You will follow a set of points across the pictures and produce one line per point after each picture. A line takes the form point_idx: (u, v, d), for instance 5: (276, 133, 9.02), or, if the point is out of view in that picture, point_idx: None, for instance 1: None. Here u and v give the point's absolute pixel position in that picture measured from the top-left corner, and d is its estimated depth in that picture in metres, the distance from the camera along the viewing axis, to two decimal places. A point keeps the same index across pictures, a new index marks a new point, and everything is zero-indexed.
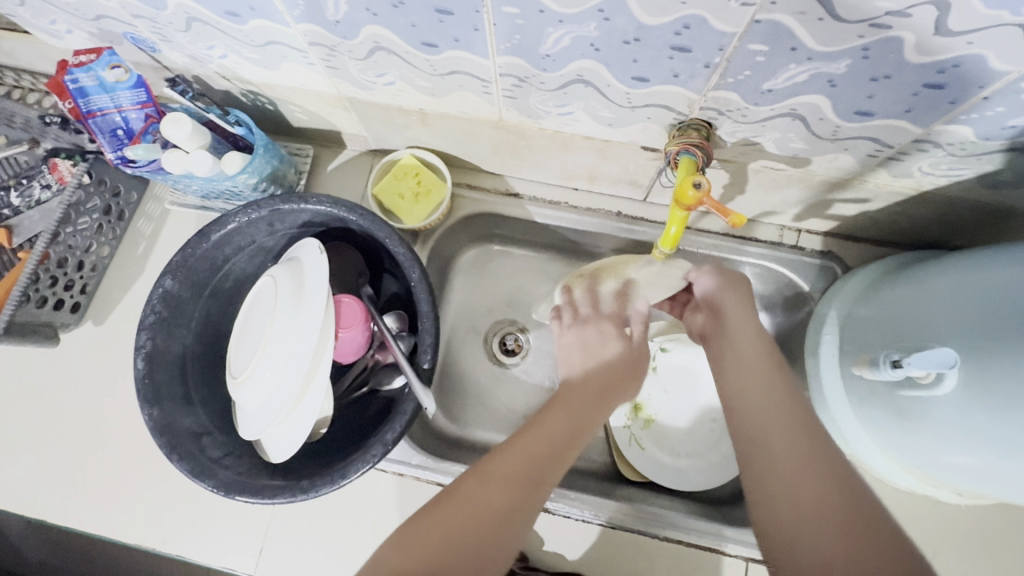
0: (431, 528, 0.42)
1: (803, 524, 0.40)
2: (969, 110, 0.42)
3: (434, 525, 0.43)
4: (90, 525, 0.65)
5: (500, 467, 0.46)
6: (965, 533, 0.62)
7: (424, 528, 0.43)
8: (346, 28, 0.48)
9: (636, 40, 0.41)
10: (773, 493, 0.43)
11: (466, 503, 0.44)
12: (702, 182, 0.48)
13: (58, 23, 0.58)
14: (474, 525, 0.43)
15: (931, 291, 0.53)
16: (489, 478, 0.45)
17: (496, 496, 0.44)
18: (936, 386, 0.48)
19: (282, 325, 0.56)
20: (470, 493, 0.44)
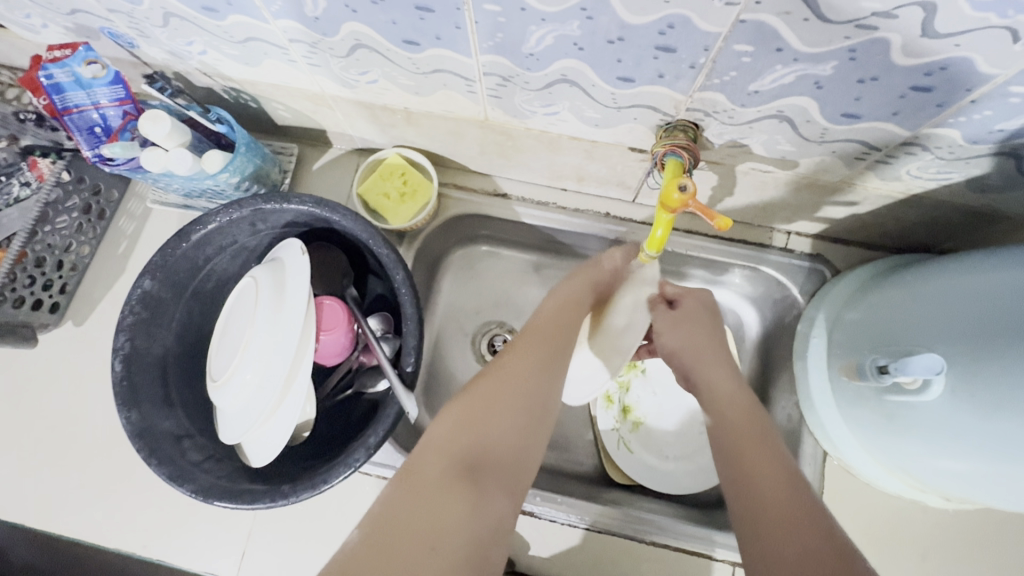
0: (471, 405, 0.45)
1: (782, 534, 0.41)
2: (956, 113, 0.41)
3: (473, 396, 0.46)
4: (69, 529, 0.64)
5: (518, 355, 0.50)
6: (951, 537, 0.61)
7: (465, 402, 0.46)
8: (326, 25, 0.47)
9: (620, 39, 0.40)
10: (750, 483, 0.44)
11: (498, 379, 0.47)
12: (687, 183, 0.47)
13: (33, 17, 0.57)
14: (510, 399, 0.46)
15: (918, 295, 0.52)
16: (511, 362, 0.49)
17: (522, 377, 0.48)
18: (923, 392, 0.47)
19: (262, 329, 0.55)
20: (501, 370, 0.48)
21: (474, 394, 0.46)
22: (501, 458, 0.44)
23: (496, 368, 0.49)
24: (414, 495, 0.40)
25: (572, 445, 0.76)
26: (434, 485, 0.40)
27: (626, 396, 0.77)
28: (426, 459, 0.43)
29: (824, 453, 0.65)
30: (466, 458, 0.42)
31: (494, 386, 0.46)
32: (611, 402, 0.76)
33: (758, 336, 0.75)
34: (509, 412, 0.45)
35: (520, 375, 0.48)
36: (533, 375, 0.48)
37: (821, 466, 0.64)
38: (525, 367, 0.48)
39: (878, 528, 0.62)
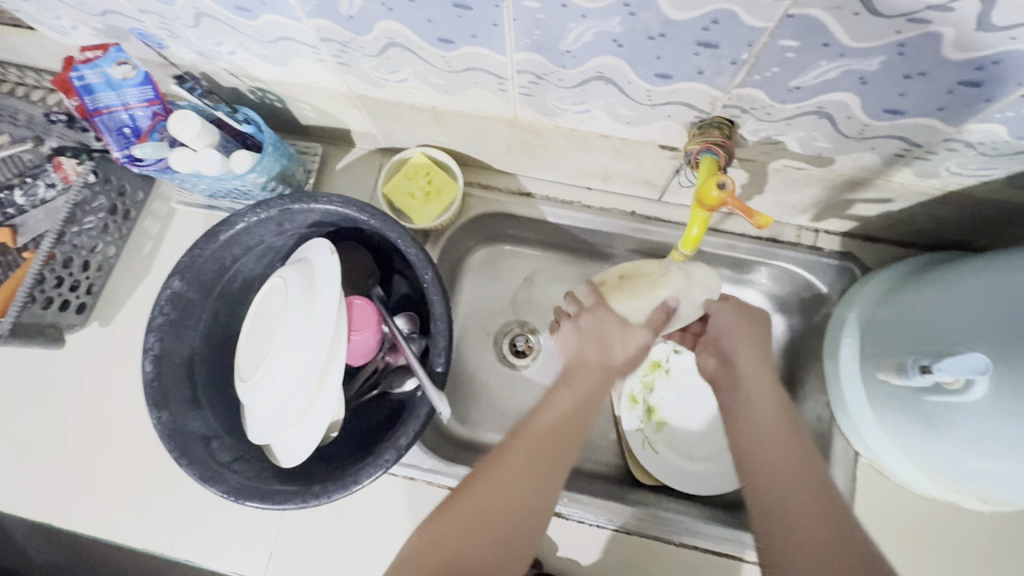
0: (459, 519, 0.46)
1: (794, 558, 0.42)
2: (1004, 108, 0.40)
3: (464, 508, 0.46)
4: (96, 529, 0.64)
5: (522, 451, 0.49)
6: (987, 540, 0.60)
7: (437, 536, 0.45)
8: (360, 24, 0.47)
9: (661, 36, 0.40)
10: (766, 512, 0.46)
11: (476, 508, 0.46)
12: (726, 181, 0.46)
13: (63, 18, 0.57)
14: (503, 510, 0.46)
15: (956, 293, 0.52)
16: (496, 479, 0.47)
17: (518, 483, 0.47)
18: (965, 392, 0.46)
19: (293, 328, 0.55)
20: (482, 493, 0.47)
21: (463, 504, 0.47)
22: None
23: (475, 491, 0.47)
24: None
25: (596, 445, 0.75)
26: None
27: (649, 395, 0.77)
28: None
29: (855, 454, 0.64)
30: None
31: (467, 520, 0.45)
32: (634, 402, 0.76)
33: (784, 336, 0.74)
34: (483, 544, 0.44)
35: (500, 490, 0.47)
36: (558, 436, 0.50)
37: (852, 467, 0.64)
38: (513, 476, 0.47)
39: (911, 530, 0.62)
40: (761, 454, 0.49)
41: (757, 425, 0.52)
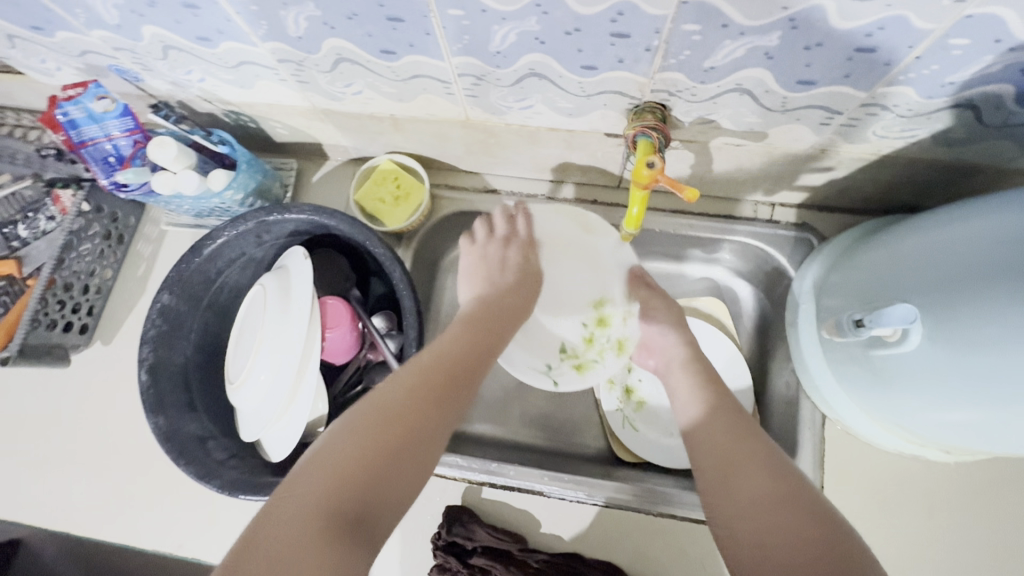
0: (380, 398, 0.47)
1: (756, 527, 0.43)
2: (905, 70, 0.43)
3: (376, 398, 0.47)
4: (109, 533, 0.69)
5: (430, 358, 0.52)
6: (956, 490, 0.62)
7: (348, 446, 0.43)
8: (309, 43, 0.51)
9: (577, 30, 0.43)
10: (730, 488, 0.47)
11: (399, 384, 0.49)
12: (655, 161, 0.50)
13: (47, 61, 0.62)
14: (420, 391, 0.48)
15: (895, 252, 0.54)
16: (394, 389, 0.48)
17: (429, 373, 0.50)
18: (902, 343, 0.49)
19: (272, 330, 0.59)
20: (408, 377, 0.49)
21: (382, 392, 0.48)
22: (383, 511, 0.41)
23: (375, 404, 0.46)
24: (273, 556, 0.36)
25: (579, 428, 0.77)
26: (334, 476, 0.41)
27: (599, 364, 0.71)
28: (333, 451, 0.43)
29: (824, 417, 0.66)
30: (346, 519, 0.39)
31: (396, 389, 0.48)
32: (585, 371, 0.70)
33: (753, 309, 0.77)
34: (416, 400, 0.47)
35: (395, 420, 0.45)
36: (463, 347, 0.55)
37: (822, 429, 0.65)
38: (414, 395, 0.48)
39: (882, 486, 0.63)
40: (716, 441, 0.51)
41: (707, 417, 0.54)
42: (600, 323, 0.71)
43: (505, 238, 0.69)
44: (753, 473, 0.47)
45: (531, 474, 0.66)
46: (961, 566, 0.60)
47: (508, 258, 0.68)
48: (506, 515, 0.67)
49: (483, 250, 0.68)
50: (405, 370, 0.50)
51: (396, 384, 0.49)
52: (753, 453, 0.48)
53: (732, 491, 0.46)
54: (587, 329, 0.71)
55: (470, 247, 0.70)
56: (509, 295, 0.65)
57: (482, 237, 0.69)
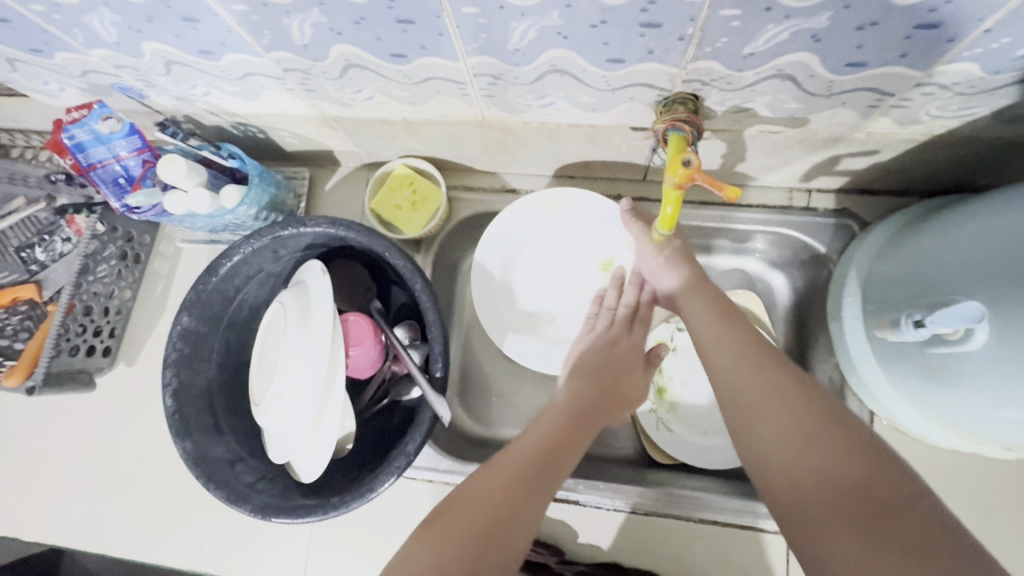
0: (456, 519, 0.45)
1: (789, 460, 0.43)
2: (970, 46, 0.39)
3: (454, 513, 0.46)
4: (144, 554, 0.69)
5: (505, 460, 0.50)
6: (1015, 486, 0.59)
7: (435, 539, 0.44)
8: (315, 50, 0.48)
9: (603, 23, 0.40)
10: (755, 423, 0.46)
11: (473, 496, 0.47)
12: (691, 158, 0.47)
13: (50, 83, 0.60)
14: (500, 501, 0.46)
15: (951, 241, 0.50)
16: (477, 488, 0.48)
17: (501, 475, 0.48)
18: (966, 342, 0.45)
19: (294, 349, 0.57)
20: (482, 488, 0.47)
21: (456, 509, 0.46)
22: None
23: (460, 496, 0.47)
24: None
25: (611, 431, 0.75)
26: None
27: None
28: None
29: (871, 414, 0.62)
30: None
31: (473, 505, 0.46)
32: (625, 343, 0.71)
33: (789, 301, 0.73)
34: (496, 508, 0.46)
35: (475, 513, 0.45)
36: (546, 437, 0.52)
37: (869, 427, 0.62)
38: (497, 485, 0.47)
39: (935, 484, 0.60)
40: (735, 373, 0.49)
41: (721, 346, 0.51)
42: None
43: (620, 330, 0.64)
44: (788, 425, 0.44)
45: (566, 483, 0.65)
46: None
47: (613, 357, 0.62)
48: (541, 526, 0.66)
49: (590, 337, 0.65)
50: (479, 479, 0.48)
51: (486, 476, 0.48)
52: (787, 399, 0.46)
53: (765, 444, 0.44)
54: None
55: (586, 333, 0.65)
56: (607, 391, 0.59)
57: (602, 322, 0.65)
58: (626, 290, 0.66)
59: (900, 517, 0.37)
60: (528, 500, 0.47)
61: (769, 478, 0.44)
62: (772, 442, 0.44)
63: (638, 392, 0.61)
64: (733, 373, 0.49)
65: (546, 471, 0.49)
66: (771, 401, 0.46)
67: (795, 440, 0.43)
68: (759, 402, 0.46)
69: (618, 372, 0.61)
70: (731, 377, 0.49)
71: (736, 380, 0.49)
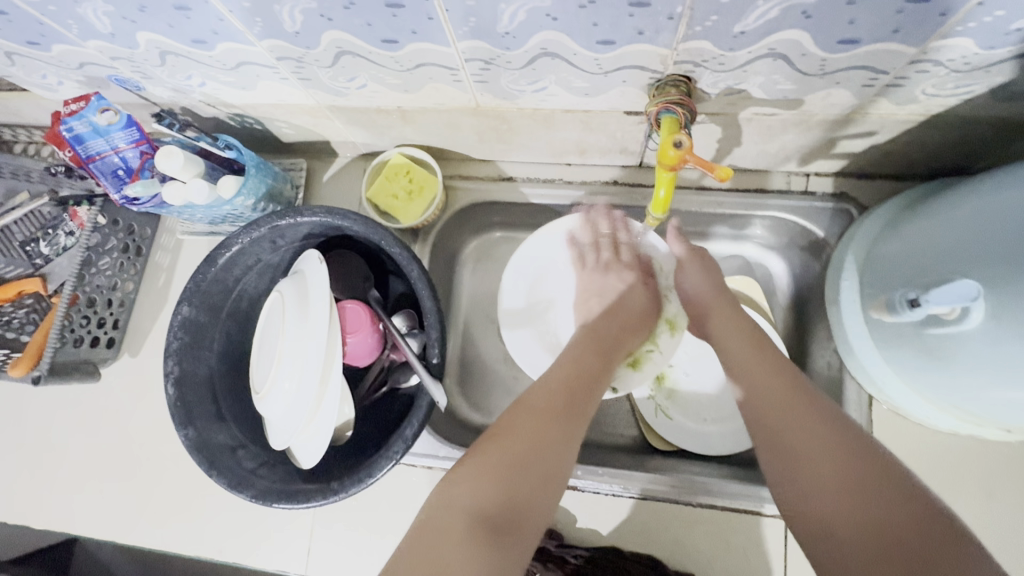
0: (503, 451, 0.48)
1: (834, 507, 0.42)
2: (963, 19, 0.39)
3: (505, 444, 0.48)
4: (151, 540, 0.70)
5: (540, 404, 0.52)
6: (1016, 469, 0.59)
7: (477, 468, 0.47)
8: (307, 38, 0.48)
9: (591, 3, 0.40)
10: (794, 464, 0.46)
11: (523, 432, 0.49)
12: (683, 139, 0.47)
13: (48, 76, 0.61)
14: (546, 438, 0.49)
15: (950, 221, 0.49)
16: (513, 420, 0.50)
17: (546, 414, 0.51)
18: (962, 322, 0.45)
19: (293, 337, 0.57)
20: (527, 423, 0.50)
21: (506, 442, 0.48)
22: (532, 513, 0.46)
23: (509, 427, 0.50)
24: (428, 550, 0.42)
25: (610, 419, 0.75)
26: (458, 541, 0.42)
27: (656, 353, 0.67)
28: (456, 509, 0.44)
29: (871, 398, 0.62)
30: (486, 525, 0.43)
31: (524, 437, 0.49)
32: (641, 365, 0.66)
33: (789, 287, 0.73)
34: (543, 447, 0.48)
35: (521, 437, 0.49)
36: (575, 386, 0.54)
37: (869, 411, 0.62)
38: (549, 416, 0.51)
39: (935, 467, 0.60)
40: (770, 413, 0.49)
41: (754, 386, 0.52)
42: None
43: (608, 262, 0.68)
44: (827, 470, 0.44)
45: None
46: None
47: (609, 284, 0.67)
48: None
49: (588, 275, 0.68)
50: (524, 416, 0.51)
51: (525, 410, 0.51)
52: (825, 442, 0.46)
53: (806, 484, 0.45)
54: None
55: (580, 272, 0.69)
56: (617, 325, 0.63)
57: (590, 259, 0.69)
58: (598, 224, 0.68)
59: (908, 511, 0.40)
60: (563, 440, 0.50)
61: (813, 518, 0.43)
62: (789, 459, 0.46)
63: (646, 306, 0.66)
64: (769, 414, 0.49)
65: (580, 418, 0.52)
66: (787, 417, 0.48)
67: (819, 464, 0.45)
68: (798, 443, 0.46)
69: (624, 299, 0.65)
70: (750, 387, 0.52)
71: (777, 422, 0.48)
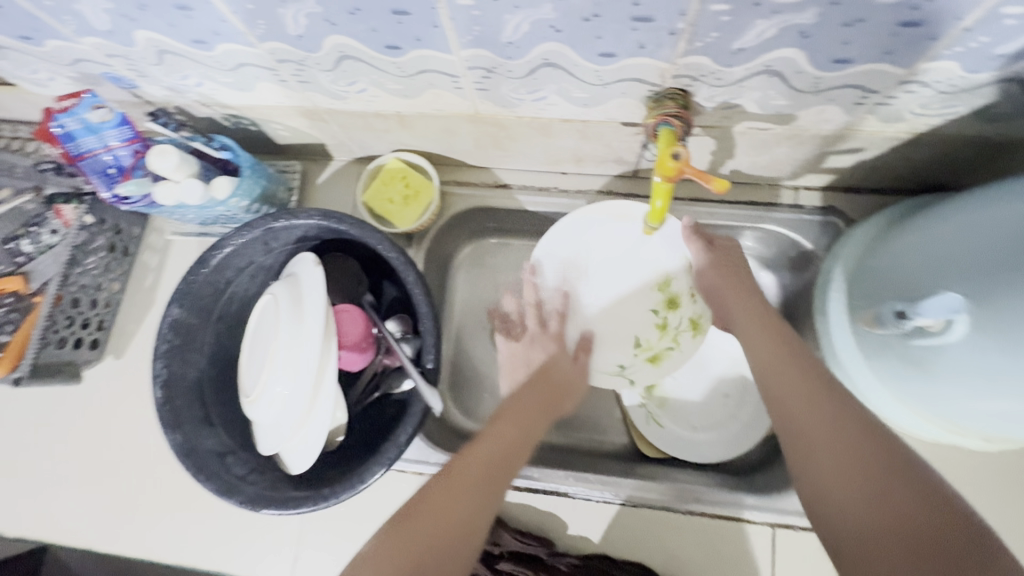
0: (418, 519, 0.45)
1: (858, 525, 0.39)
2: (951, 44, 0.40)
3: (422, 511, 0.45)
4: (130, 549, 0.68)
5: (459, 466, 0.49)
6: (993, 479, 0.60)
7: (392, 541, 0.44)
8: (310, 41, 0.48)
9: (596, 16, 0.41)
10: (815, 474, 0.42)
11: (442, 492, 0.47)
12: (681, 151, 0.48)
13: (39, 72, 0.60)
14: (459, 492, 0.47)
15: (935, 236, 0.51)
16: (432, 490, 0.47)
17: (469, 471, 0.48)
18: (945, 334, 0.46)
19: (286, 341, 0.57)
20: (443, 488, 0.47)
21: (423, 509, 0.46)
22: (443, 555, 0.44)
23: (428, 495, 0.47)
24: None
25: (601, 426, 0.75)
26: None
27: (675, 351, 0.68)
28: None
29: None
30: None
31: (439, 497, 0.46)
32: (660, 362, 0.68)
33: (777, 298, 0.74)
34: (457, 507, 0.46)
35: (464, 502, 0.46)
36: (511, 438, 0.52)
37: None
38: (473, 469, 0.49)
39: None
40: (795, 419, 0.45)
41: (777, 393, 0.47)
42: (670, 304, 0.69)
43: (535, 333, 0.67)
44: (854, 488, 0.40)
45: (556, 475, 0.66)
46: None
47: (535, 356, 0.64)
48: (532, 519, 0.66)
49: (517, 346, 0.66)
50: (444, 478, 0.48)
51: (448, 475, 0.48)
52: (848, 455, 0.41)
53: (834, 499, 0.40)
54: (658, 315, 0.69)
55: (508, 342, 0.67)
56: (539, 384, 0.60)
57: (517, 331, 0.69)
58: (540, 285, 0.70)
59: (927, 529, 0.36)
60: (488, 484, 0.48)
61: (841, 537, 0.39)
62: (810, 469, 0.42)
63: (575, 376, 0.63)
64: (794, 416, 0.45)
65: (512, 464, 0.51)
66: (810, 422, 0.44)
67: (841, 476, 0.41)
68: (823, 455, 0.42)
69: (551, 366, 0.63)
70: (764, 379, 0.49)
71: (802, 426, 0.44)
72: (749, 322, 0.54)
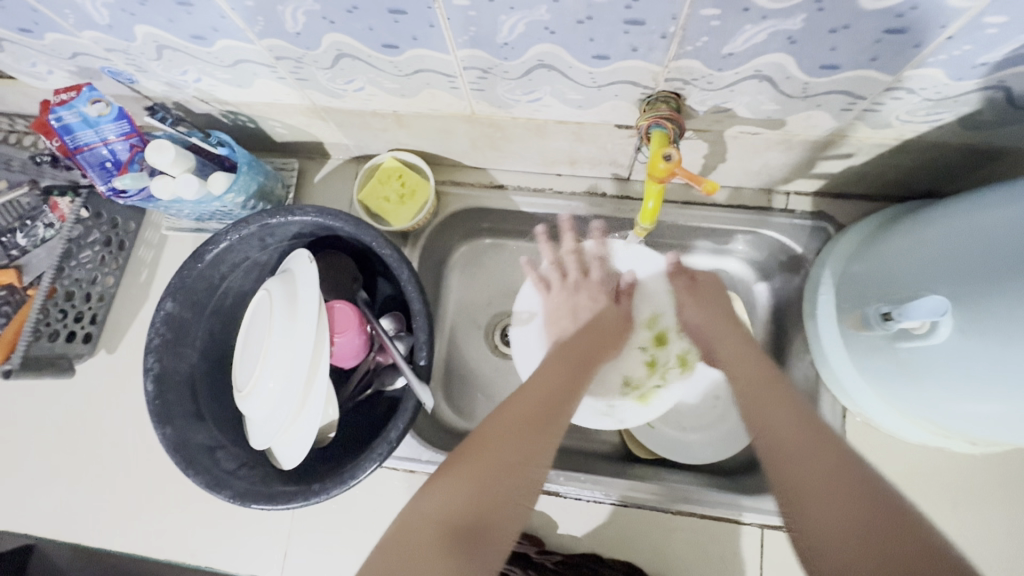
0: (480, 455, 0.48)
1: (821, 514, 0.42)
2: (935, 51, 0.41)
3: (484, 447, 0.48)
4: (118, 544, 0.68)
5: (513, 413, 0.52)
6: (979, 482, 0.61)
7: (455, 477, 0.47)
8: (308, 39, 0.49)
9: (589, 19, 0.42)
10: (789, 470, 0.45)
11: (500, 434, 0.50)
12: (672, 153, 0.49)
13: (38, 65, 0.60)
14: (518, 435, 0.50)
15: (921, 240, 0.52)
16: (494, 427, 0.50)
17: (524, 417, 0.52)
18: (930, 335, 0.47)
19: (280, 336, 0.57)
20: (503, 429, 0.50)
21: (483, 446, 0.49)
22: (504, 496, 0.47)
23: (488, 433, 0.50)
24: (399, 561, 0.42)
25: (592, 426, 0.76)
26: (424, 547, 0.43)
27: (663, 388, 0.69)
28: (424, 517, 0.45)
29: (845, 411, 0.64)
30: (458, 529, 0.44)
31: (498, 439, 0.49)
32: (649, 400, 0.68)
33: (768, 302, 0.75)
34: (519, 447, 0.49)
35: (510, 449, 0.48)
36: (555, 391, 0.56)
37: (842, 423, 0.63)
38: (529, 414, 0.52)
39: (905, 477, 0.62)
40: (772, 423, 0.49)
41: (758, 402, 0.52)
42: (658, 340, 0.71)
43: (576, 282, 0.71)
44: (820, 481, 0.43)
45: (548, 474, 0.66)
46: (989, 559, 0.58)
47: (580, 304, 0.69)
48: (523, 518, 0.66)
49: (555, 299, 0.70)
50: (501, 420, 0.51)
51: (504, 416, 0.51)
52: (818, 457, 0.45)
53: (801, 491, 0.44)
54: (647, 353, 0.71)
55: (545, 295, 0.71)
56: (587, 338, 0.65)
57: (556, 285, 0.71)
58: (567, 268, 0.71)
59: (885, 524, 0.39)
60: (548, 422, 0.52)
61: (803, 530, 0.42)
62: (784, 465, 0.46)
63: (620, 325, 0.68)
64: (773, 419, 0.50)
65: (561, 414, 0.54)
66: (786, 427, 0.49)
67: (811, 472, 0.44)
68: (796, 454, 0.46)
69: (599, 314, 0.68)
70: (746, 392, 0.54)
71: (778, 430, 0.49)
72: (735, 349, 0.60)
